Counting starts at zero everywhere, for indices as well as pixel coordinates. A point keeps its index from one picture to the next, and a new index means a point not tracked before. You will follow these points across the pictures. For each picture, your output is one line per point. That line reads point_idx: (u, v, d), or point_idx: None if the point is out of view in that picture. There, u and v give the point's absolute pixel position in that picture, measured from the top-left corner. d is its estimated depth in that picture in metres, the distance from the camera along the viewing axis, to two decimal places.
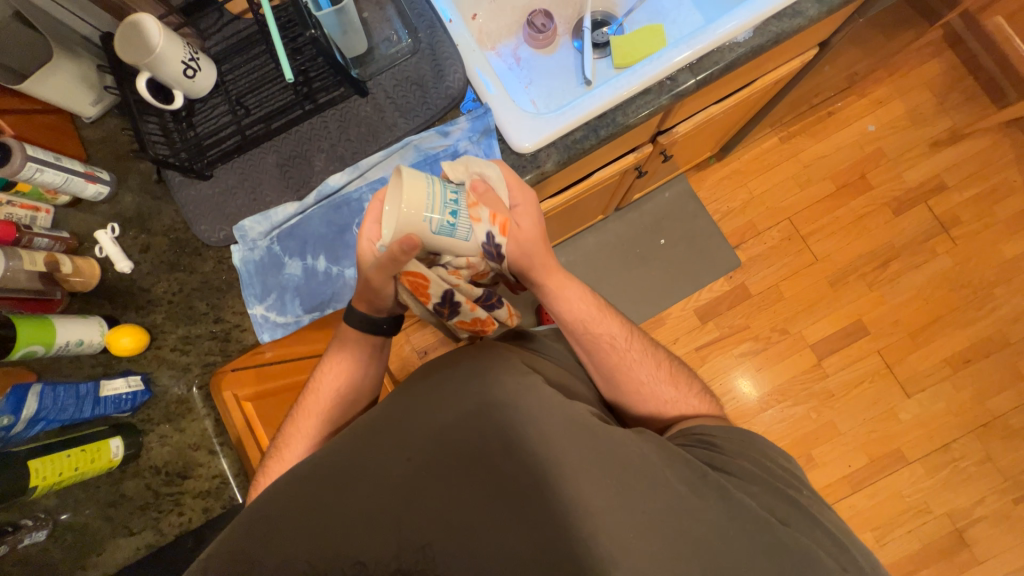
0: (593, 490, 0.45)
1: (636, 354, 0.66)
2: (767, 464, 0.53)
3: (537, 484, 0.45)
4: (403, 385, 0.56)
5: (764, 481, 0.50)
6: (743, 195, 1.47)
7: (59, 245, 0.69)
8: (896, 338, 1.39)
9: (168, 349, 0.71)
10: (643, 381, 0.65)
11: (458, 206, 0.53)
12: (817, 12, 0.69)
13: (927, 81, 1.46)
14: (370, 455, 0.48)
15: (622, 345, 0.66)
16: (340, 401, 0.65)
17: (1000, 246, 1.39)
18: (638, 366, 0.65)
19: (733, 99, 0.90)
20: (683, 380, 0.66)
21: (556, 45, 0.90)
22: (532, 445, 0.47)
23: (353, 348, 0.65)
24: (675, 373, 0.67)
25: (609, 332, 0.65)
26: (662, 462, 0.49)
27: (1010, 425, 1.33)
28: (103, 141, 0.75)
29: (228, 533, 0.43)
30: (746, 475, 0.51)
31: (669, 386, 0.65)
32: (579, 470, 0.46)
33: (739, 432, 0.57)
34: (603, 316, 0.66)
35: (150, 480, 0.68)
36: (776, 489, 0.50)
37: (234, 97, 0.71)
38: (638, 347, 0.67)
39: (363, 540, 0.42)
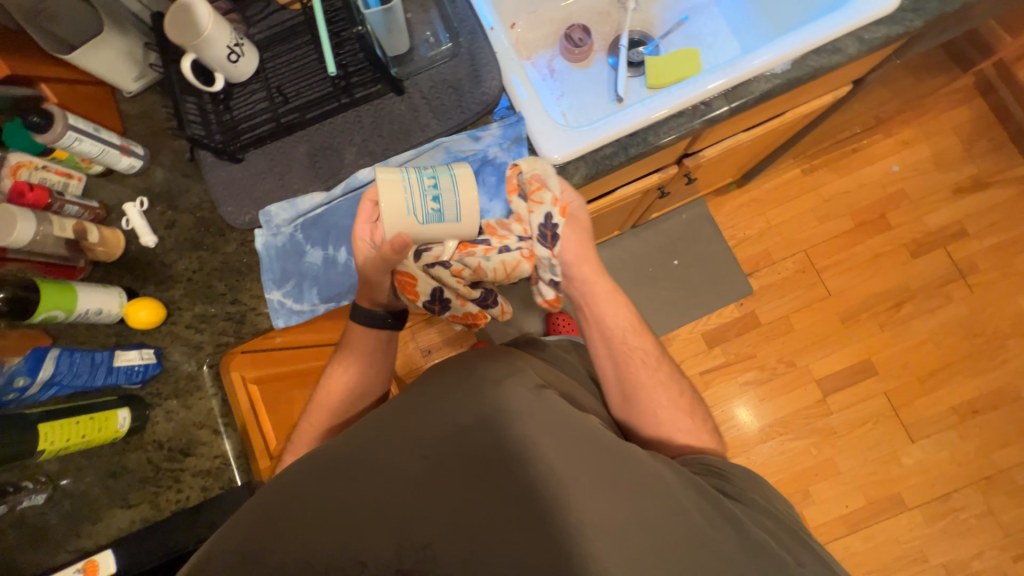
0: (609, 509, 0.45)
1: (663, 379, 0.65)
2: (775, 504, 0.54)
3: (552, 498, 0.45)
4: (417, 385, 0.57)
5: (776, 519, 0.51)
6: (761, 224, 1.47)
7: (87, 213, 0.70)
8: (904, 381, 1.37)
9: (183, 325, 0.72)
10: (660, 403, 0.64)
11: (437, 190, 0.52)
12: (857, 51, 0.69)
13: (956, 126, 1.45)
14: (381, 454, 0.48)
15: (648, 365, 0.65)
16: (350, 397, 0.67)
17: (1016, 298, 1.38)
18: (657, 389, 0.65)
19: (761, 128, 0.90)
20: (698, 414, 0.65)
21: (591, 60, 0.91)
22: (551, 456, 0.47)
23: (362, 344, 0.66)
24: (695, 408, 0.66)
25: (638, 348, 0.66)
26: (678, 488, 0.49)
27: (1015, 480, 1.30)
28: (140, 116, 0.77)
29: (240, 515, 0.44)
30: (762, 513, 0.51)
31: (684, 417, 0.64)
32: (595, 488, 0.46)
33: (752, 475, 0.57)
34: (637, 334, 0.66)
35: (152, 454, 0.69)
36: (787, 528, 0.50)
37: (273, 86, 0.72)
38: (665, 371, 0.66)
39: (368, 536, 0.42)
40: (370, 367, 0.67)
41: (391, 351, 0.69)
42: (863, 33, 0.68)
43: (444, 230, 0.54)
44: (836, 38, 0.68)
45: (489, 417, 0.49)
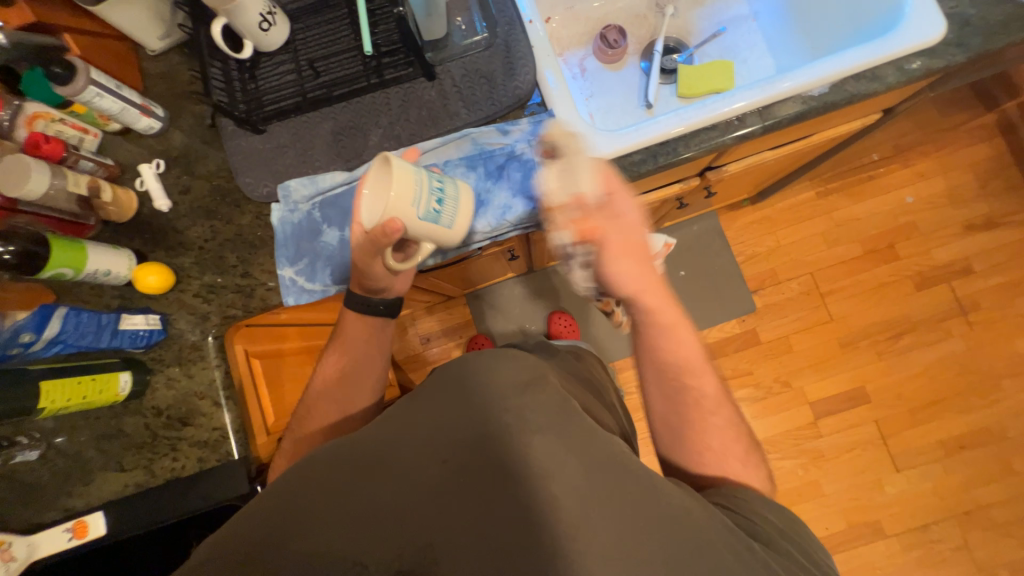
0: (632, 540, 0.44)
1: (719, 419, 0.60)
2: (798, 540, 0.51)
3: (575, 518, 0.44)
4: (434, 385, 0.56)
5: (803, 565, 0.48)
6: (770, 242, 1.47)
7: (101, 170, 0.69)
8: (895, 410, 1.38)
9: (191, 294, 0.71)
10: (704, 431, 0.60)
11: (443, 195, 0.57)
12: (896, 80, 0.68)
13: (974, 162, 1.45)
14: (398, 452, 0.49)
15: (699, 400, 0.61)
16: (353, 385, 0.67)
17: (1014, 340, 1.39)
18: (706, 420, 0.60)
19: (787, 148, 0.89)
20: (743, 451, 0.60)
21: (624, 62, 0.89)
22: (574, 476, 0.46)
23: (357, 332, 0.67)
24: (750, 450, 0.60)
25: (693, 383, 0.61)
26: (705, 518, 0.48)
27: (993, 517, 1.32)
28: (162, 77, 0.75)
29: (265, 503, 0.46)
30: (788, 556, 0.48)
31: (729, 454, 0.59)
32: (617, 514, 0.45)
33: (774, 505, 0.55)
34: (696, 369, 0.61)
35: (149, 420, 0.68)
36: (812, 573, 0.48)
37: (303, 59, 0.71)
38: (718, 404, 0.61)
39: (385, 532, 0.44)
40: (370, 356, 0.68)
41: (387, 340, 0.70)
42: (904, 63, 0.68)
43: (434, 232, 0.59)
44: (876, 66, 0.68)
45: (511, 428, 0.49)
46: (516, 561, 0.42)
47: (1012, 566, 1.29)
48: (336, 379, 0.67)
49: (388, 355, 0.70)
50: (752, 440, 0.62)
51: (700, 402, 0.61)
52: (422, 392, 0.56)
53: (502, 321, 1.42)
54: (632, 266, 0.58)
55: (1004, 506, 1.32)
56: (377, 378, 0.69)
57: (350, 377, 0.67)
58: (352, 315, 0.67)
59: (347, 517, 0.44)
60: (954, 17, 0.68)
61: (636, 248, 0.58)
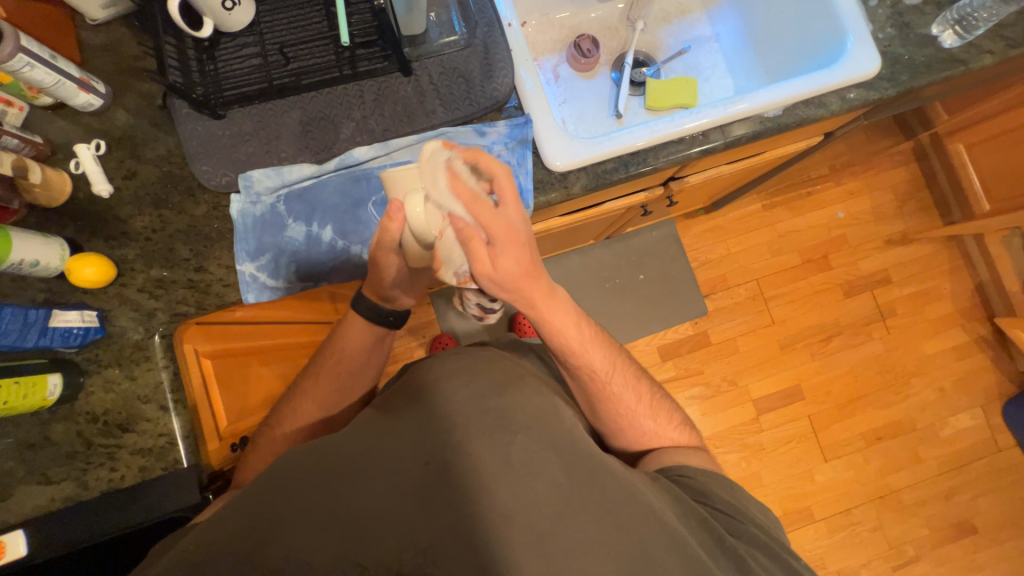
0: (612, 536, 0.46)
1: (629, 393, 0.67)
2: (759, 520, 0.56)
3: (555, 517, 0.46)
4: (412, 383, 0.56)
5: (765, 546, 0.53)
6: (721, 250, 1.56)
7: (29, 148, 0.61)
8: (825, 406, 1.52)
9: (135, 289, 0.65)
10: (629, 409, 0.66)
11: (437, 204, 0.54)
12: (838, 108, 0.75)
13: (894, 184, 1.62)
14: (371, 455, 0.48)
15: (603, 378, 0.65)
16: (336, 386, 0.68)
17: (922, 342, 1.57)
18: (621, 397, 0.66)
19: (742, 163, 0.95)
20: (664, 413, 0.68)
21: (596, 72, 0.92)
22: (555, 475, 0.48)
23: (362, 340, 0.68)
24: (659, 406, 0.69)
25: (591, 365, 0.64)
26: (676, 519, 0.50)
27: (902, 500, 1.48)
28: (104, 50, 0.68)
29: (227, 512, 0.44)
30: (756, 543, 0.53)
31: (651, 418, 0.67)
32: (597, 512, 0.47)
33: (722, 479, 0.60)
34: (588, 350, 0.63)
35: (83, 427, 0.61)
36: (777, 555, 0.52)
37: (269, 43, 0.67)
38: (624, 374, 0.67)
39: (364, 536, 0.43)
40: (365, 362, 0.70)
41: (384, 350, 0.72)
42: (846, 93, 0.75)
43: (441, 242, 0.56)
44: (823, 93, 0.75)
45: (491, 429, 0.49)
46: (504, 560, 0.43)
47: (917, 542, 1.46)
48: (334, 380, 0.68)
49: (378, 364, 0.72)
50: (662, 393, 0.71)
51: (612, 380, 0.65)
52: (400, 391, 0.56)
53: (466, 321, 1.41)
54: (514, 266, 0.53)
55: (912, 489, 1.49)
56: (366, 382, 0.71)
57: (342, 380, 0.68)
58: (362, 321, 0.68)
59: (322, 524, 0.43)
60: (887, 55, 0.76)
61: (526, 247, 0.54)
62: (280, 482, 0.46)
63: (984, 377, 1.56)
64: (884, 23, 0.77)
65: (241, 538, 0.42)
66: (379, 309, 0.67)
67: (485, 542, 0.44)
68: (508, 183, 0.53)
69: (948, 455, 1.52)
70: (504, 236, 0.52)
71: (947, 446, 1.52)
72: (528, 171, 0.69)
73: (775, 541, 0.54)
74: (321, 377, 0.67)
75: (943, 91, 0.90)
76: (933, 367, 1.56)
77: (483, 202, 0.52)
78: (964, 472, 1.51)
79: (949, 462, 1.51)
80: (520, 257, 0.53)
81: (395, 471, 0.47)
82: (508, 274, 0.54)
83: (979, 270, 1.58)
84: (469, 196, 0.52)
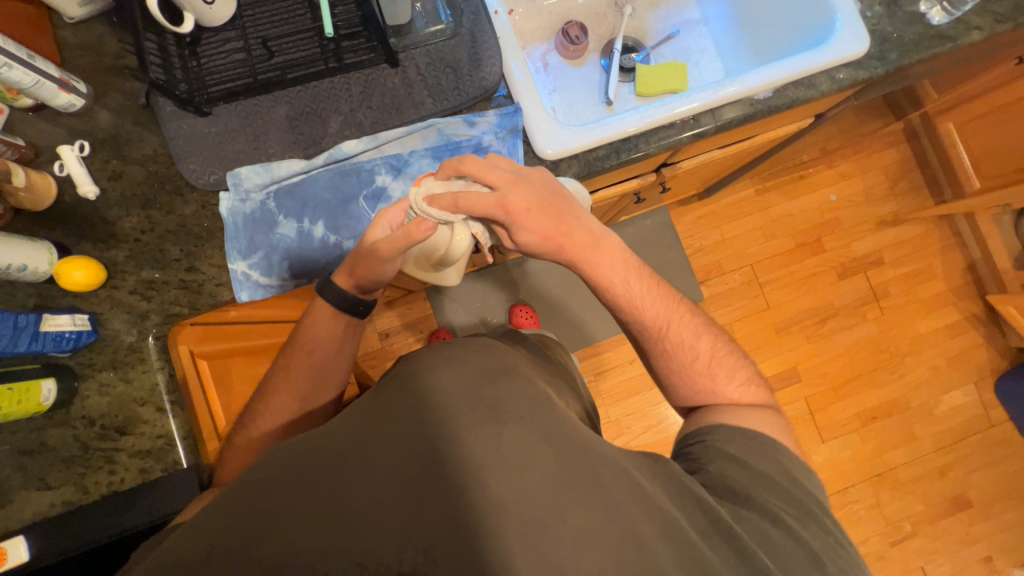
0: (602, 524, 0.46)
1: (689, 347, 0.68)
2: (784, 489, 0.55)
3: (548, 504, 0.46)
4: (401, 375, 0.55)
5: (773, 516, 0.53)
6: (715, 236, 1.57)
7: (11, 151, 0.60)
8: (821, 388, 1.54)
9: (126, 291, 0.65)
10: (687, 367, 0.68)
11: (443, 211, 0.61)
12: (828, 88, 0.75)
13: (885, 165, 1.63)
14: (370, 448, 0.48)
15: (658, 334, 0.67)
16: (310, 378, 0.67)
17: (916, 322, 1.58)
18: (682, 353, 0.68)
19: (734, 147, 0.95)
20: (724, 370, 0.68)
21: (585, 59, 0.91)
22: (546, 464, 0.48)
23: (330, 329, 0.67)
24: (719, 365, 0.68)
25: (648, 320, 0.67)
26: (669, 502, 0.51)
27: (899, 477, 1.51)
28: (84, 48, 0.67)
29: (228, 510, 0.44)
30: (762, 513, 0.53)
31: (713, 376, 0.67)
32: (587, 500, 0.47)
33: (765, 440, 0.60)
34: (644, 305, 0.66)
35: (79, 432, 0.61)
36: (788, 525, 0.53)
37: (252, 37, 0.66)
38: (682, 328, 0.68)
39: (361, 531, 0.43)
40: (337, 351, 0.68)
41: (357, 337, 0.71)
42: (835, 73, 0.75)
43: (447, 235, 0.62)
44: (812, 74, 0.74)
45: (484, 420, 0.49)
46: (496, 552, 0.43)
47: (913, 518, 1.49)
48: (308, 373, 0.67)
49: (352, 352, 0.71)
50: (726, 347, 0.70)
51: (671, 335, 0.67)
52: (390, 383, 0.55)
53: (463, 315, 1.41)
54: (533, 232, 0.61)
55: (907, 467, 1.51)
56: (341, 372, 0.70)
57: (314, 370, 0.67)
58: (327, 309, 0.67)
59: (322, 519, 0.43)
60: (875, 34, 0.76)
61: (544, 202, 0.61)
62: (279, 478, 0.46)
63: (976, 353, 1.58)
64: (872, 2, 0.77)
65: (242, 534, 0.42)
66: (348, 298, 0.66)
67: (478, 533, 0.44)
68: (483, 163, 0.59)
69: (943, 432, 1.54)
70: (505, 210, 0.59)
71: (942, 423, 1.54)
72: (519, 160, 0.69)
73: (793, 507, 0.55)
74: (291, 368, 0.67)
75: (931, 69, 0.90)
76: (926, 345, 1.57)
77: (469, 194, 0.58)
78: (958, 448, 1.53)
79: (943, 438, 1.54)
80: (530, 220, 0.60)
81: (393, 462, 0.47)
82: (535, 242, 0.62)
83: (970, 248, 1.60)
84: (454, 198, 0.58)
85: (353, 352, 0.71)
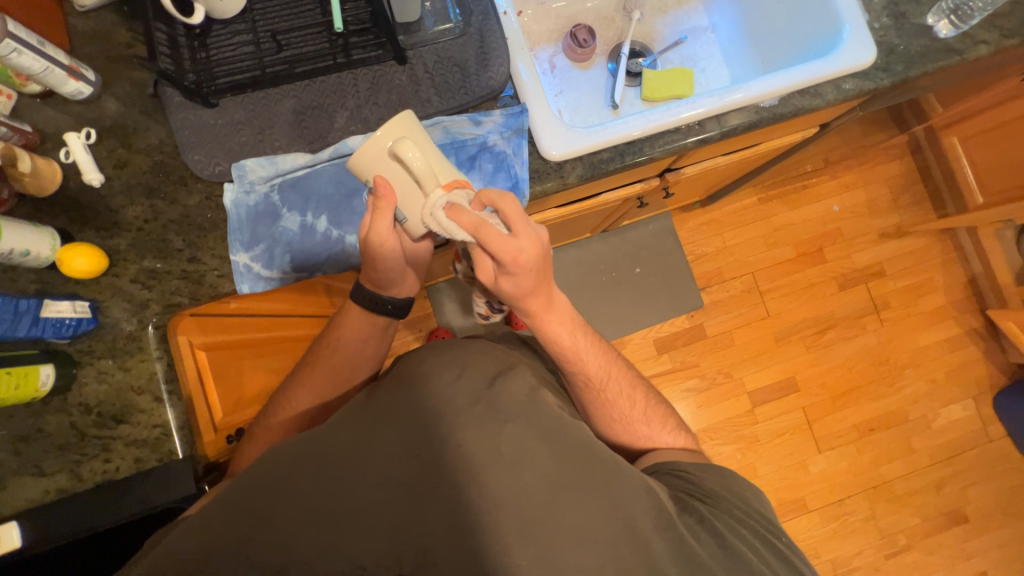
0: (599, 520, 0.47)
1: (620, 397, 0.67)
2: (752, 506, 0.57)
3: (546, 506, 0.46)
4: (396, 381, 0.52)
5: (750, 525, 0.54)
6: (717, 243, 1.57)
7: (17, 137, 0.60)
8: (819, 398, 1.53)
9: (127, 280, 0.65)
10: (617, 419, 0.68)
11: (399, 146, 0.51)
12: (834, 98, 0.75)
13: (889, 177, 1.63)
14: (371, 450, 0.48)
15: (597, 386, 0.66)
16: (332, 374, 0.68)
17: (915, 335, 1.58)
18: (616, 404, 0.67)
19: (739, 154, 0.95)
20: (657, 417, 0.69)
21: (592, 62, 0.92)
22: (546, 464, 0.48)
23: (360, 330, 0.69)
24: (650, 411, 0.69)
25: (586, 373, 0.65)
26: (663, 497, 0.52)
27: (895, 490, 1.50)
28: (93, 37, 0.67)
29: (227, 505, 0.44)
30: (739, 520, 0.54)
31: (645, 424, 0.68)
32: (586, 499, 0.48)
33: (717, 469, 0.61)
34: (585, 358, 0.64)
35: (76, 419, 0.61)
36: (762, 535, 0.54)
37: (261, 31, 0.67)
38: (620, 380, 0.68)
39: (362, 539, 0.43)
40: (363, 348, 0.69)
41: (386, 337, 0.72)
42: (841, 83, 0.75)
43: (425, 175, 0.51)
44: (818, 83, 0.75)
45: (481, 421, 0.49)
46: (496, 547, 0.45)
47: (908, 532, 1.48)
48: (330, 370, 0.68)
49: (379, 352, 0.71)
50: (653, 395, 0.71)
51: (606, 388, 0.66)
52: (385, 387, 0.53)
53: (463, 315, 1.41)
54: (518, 288, 0.55)
55: (904, 480, 1.51)
56: (365, 368, 0.70)
57: (338, 368, 0.68)
58: (357, 310, 0.69)
59: (319, 517, 0.44)
60: (882, 45, 0.76)
61: (542, 272, 0.56)
62: (278, 471, 0.46)
63: (975, 368, 1.58)
64: (879, 13, 0.77)
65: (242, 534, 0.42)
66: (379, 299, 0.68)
67: (479, 533, 0.45)
68: (515, 211, 0.51)
69: (939, 446, 1.53)
70: (512, 265, 0.52)
71: (939, 437, 1.54)
72: (524, 160, 0.69)
73: (763, 523, 0.55)
74: (319, 363, 0.68)
75: (937, 83, 0.90)
76: (925, 358, 1.57)
77: (490, 228, 0.50)
78: (955, 462, 1.53)
79: (941, 452, 1.53)
80: (524, 280, 0.54)
81: (396, 466, 0.46)
82: (515, 293, 0.56)
83: (971, 262, 1.60)
84: (475, 223, 0.50)
85: (380, 352, 0.72)
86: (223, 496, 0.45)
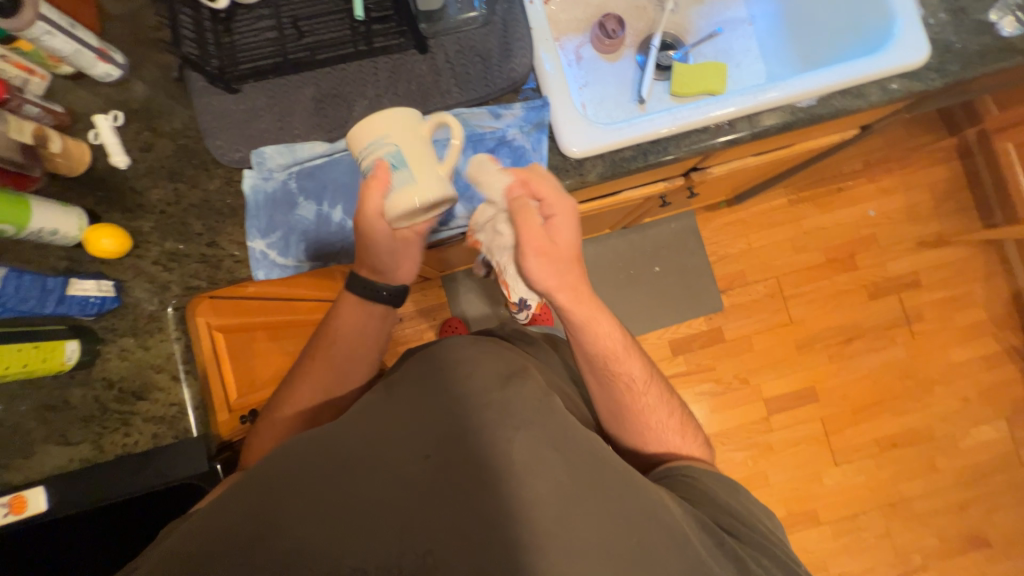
0: (612, 536, 0.46)
1: (651, 400, 0.66)
2: (767, 534, 0.56)
3: (558, 516, 0.46)
4: (404, 386, 0.55)
5: (769, 550, 0.53)
6: (742, 245, 1.51)
7: (49, 117, 0.62)
8: (840, 410, 1.48)
9: (150, 261, 0.66)
10: (651, 427, 0.66)
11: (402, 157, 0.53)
12: (878, 100, 0.70)
13: (933, 182, 1.53)
14: (379, 450, 0.48)
15: (639, 388, 0.65)
16: (333, 380, 0.69)
17: (949, 350, 1.50)
18: (654, 412, 0.66)
19: (769, 155, 0.91)
20: (689, 430, 0.68)
21: (620, 53, 0.88)
22: (557, 473, 0.48)
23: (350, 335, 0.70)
24: (685, 423, 0.68)
25: (629, 373, 0.65)
26: (681, 518, 0.51)
27: (913, 508, 1.45)
28: (122, 19, 0.68)
29: (235, 496, 0.45)
30: (757, 546, 0.53)
31: (679, 434, 0.67)
32: (597, 511, 0.47)
33: (724, 481, 0.61)
34: (628, 357, 0.64)
35: (99, 393, 0.63)
36: (781, 562, 0.53)
37: (284, 16, 0.66)
38: (660, 388, 0.67)
39: (368, 541, 0.43)
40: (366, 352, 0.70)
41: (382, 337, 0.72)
42: (888, 83, 0.70)
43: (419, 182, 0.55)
44: (862, 83, 0.70)
45: (491, 424, 0.49)
46: (503, 559, 0.43)
47: (924, 552, 1.43)
48: (325, 377, 0.69)
49: (377, 355, 0.72)
50: (682, 407, 0.70)
51: (647, 392, 0.66)
52: (391, 387, 0.56)
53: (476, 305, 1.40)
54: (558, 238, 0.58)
55: (924, 499, 1.45)
56: (360, 367, 0.71)
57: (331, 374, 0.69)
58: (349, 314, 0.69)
59: (321, 512, 0.44)
60: (937, 43, 0.71)
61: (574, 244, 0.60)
62: (288, 462, 0.47)
63: (1012, 389, 1.49)
64: (936, 8, 0.71)
65: (246, 526, 0.43)
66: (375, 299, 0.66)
67: (489, 541, 0.44)
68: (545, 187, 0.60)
69: (966, 467, 1.47)
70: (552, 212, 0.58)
71: (966, 457, 1.47)
72: (543, 156, 0.67)
73: (778, 547, 0.55)
74: (316, 370, 0.69)
75: (996, 84, 0.83)
76: (958, 375, 1.50)
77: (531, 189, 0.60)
78: (981, 485, 1.46)
79: (966, 473, 1.47)
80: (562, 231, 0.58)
81: (407, 467, 0.47)
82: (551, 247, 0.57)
83: (1017, 277, 1.50)
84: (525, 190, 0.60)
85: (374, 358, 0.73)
86: (232, 490, 0.46)
